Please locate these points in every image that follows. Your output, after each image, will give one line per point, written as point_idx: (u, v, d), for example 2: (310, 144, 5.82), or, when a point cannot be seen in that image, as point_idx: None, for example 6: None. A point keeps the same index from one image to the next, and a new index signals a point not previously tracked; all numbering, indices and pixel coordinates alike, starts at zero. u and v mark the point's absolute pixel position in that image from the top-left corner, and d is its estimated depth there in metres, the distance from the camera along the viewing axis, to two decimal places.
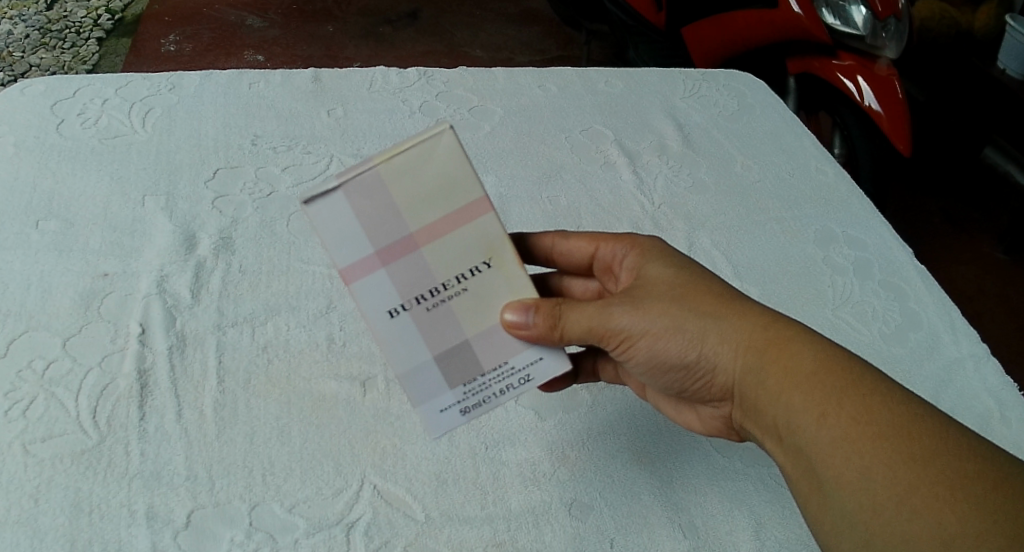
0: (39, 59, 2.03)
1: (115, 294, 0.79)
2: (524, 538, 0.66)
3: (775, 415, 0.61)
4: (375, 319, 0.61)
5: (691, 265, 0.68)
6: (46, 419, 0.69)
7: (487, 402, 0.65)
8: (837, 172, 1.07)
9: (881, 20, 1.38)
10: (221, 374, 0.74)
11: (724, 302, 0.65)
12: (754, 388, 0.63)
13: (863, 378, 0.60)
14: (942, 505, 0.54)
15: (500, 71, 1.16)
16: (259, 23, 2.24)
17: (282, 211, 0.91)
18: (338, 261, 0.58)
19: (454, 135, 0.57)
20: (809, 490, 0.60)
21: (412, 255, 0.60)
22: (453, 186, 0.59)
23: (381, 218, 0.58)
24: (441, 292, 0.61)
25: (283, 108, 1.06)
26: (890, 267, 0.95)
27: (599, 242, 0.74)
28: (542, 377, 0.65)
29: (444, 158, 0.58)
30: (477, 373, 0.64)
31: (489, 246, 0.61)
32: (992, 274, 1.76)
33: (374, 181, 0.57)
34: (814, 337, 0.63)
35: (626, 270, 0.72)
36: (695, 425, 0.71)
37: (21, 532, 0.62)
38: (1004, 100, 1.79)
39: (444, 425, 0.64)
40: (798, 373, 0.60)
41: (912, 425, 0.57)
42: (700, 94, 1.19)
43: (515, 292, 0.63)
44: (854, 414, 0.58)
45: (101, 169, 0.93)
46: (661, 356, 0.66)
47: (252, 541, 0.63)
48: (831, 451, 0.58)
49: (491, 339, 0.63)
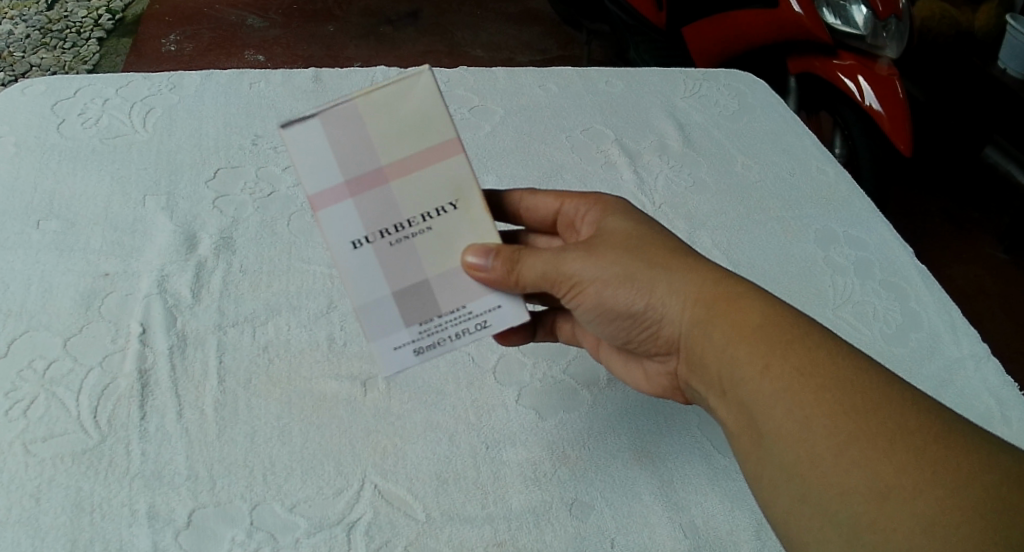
0: (40, 59, 2.03)
1: (115, 294, 0.79)
2: (524, 538, 0.66)
3: (719, 365, 0.61)
4: (339, 249, 0.62)
5: (647, 222, 0.68)
6: (47, 420, 0.69)
7: (442, 343, 0.65)
8: (837, 172, 1.07)
9: (881, 20, 1.39)
10: (221, 374, 0.74)
11: (675, 255, 0.65)
12: (700, 340, 0.63)
13: (810, 333, 0.60)
14: (881, 456, 0.54)
15: (501, 71, 1.16)
16: (260, 23, 2.24)
17: (282, 211, 0.91)
18: (309, 187, 0.60)
19: (432, 76, 0.60)
20: (749, 444, 0.60)
21: (381, 188, 0.61)
22: (427, 124, 0.61)
23: (355, 148, 0.60)
24: (406, 228, 0.63)
25: (283, 108, 1.06)
26: (891, 268, 0.95)
27: (564, 199, 0.73)
28: (499, 323, 0.66)
29: (421, 97, 0.60)
30: (434, 314, 0.64)
31: (457, 188, 0.63)
32: (992, 273, 1.76)
33: (352, 111, 0.59)
34: (762, 294, 0.63)
35: (587, 225, 0.72)
36: (643, 384, 0.73)
37: (22, 532, 0.62)
38: (1004, 99, 1.79)
39: (398, 363, 0.64)
40: (745, 327, 0.60)
41: (856, 379, 0.57)
42: (700, 94, 1.19)
43: (479, 237, 0.64)
44: (796, 365, 0.58)
45: (101, 169, 0.93)
46: (610, 302, 0.66)
47: (253, 541, 0.63)
48: (773, 403, 0.58)
49: (451, 281, 0.64)
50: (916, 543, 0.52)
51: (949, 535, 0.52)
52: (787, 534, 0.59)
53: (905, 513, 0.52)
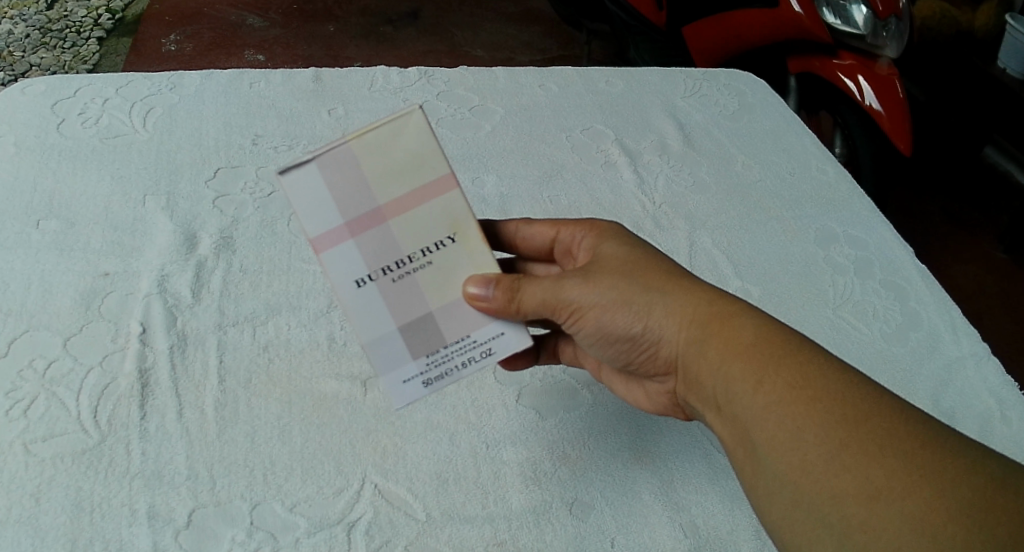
0: (39, 59, 2.03)
1: (115, 294, 0.79)
2: (524, 537, 0.66)
3: (714, 383, 0.61)
4: (343, 289, 0.62)
5: (643, 245, 0.69)
6: (47, 419, 0.69)
7: (449, 374, 0.65)
8: (837, 172, 1.07)
9: (881, 20, 1.38)
10: (221, 374, 0.74)
11: (670, 276, 0.65)
12: (695, 359, 0.63)
13: (802, 348, 0.60)
14: (873, 462, 0.54)
15: (501, 71, 1.16)
16: (259, 23, 2.24)
17: (282, 211, 0.91)
18: (309, 230, 0.61)
19: (423, 114, 0.60)
20: (743, 457, 0.60)
21: (380, 227, 0.62)
22: (422, 162, 0.61)
23: (352, 191, 0.60)
24: (407, 264, 0.63)
25: (283, 108, 1.05)
26: (892, 267, 0.95)
27: (559, 227, 0.73)
28: (503, 351, 0.66)
29: (414, 135, 0.60)
30: (440, 345, 0.65)
31: (455, 221, 0.63)
32: (992, 273, 1.76)
33: (347, 154, 0.60)
34: (755, 311, 0.63)
35: (583, 251, 0.71)
36: (644, 402, 0.72)
37: (22, 532, 0.62)
38: (1004, 99, 1.79)
39: (407, 396, 0.64)
40: (738, 343, 0.61)
41: (847, 391, 0.57)
42: (701, 94, 1.19)
43: (479, 268, 0.64)
44: (789, 380, 0.58)
45: (101, 169, 0.93)
46: (609, 327, 0.66)
47: (253, 541, 0.63)
48: (766, 416, 0.58)
49: (454, 312, 0.64)
50: (907, 543, 0.51)
51: (939, 536, 0.51)
52: (780, 542, 0.58)
53: (895, 514, 0.52)
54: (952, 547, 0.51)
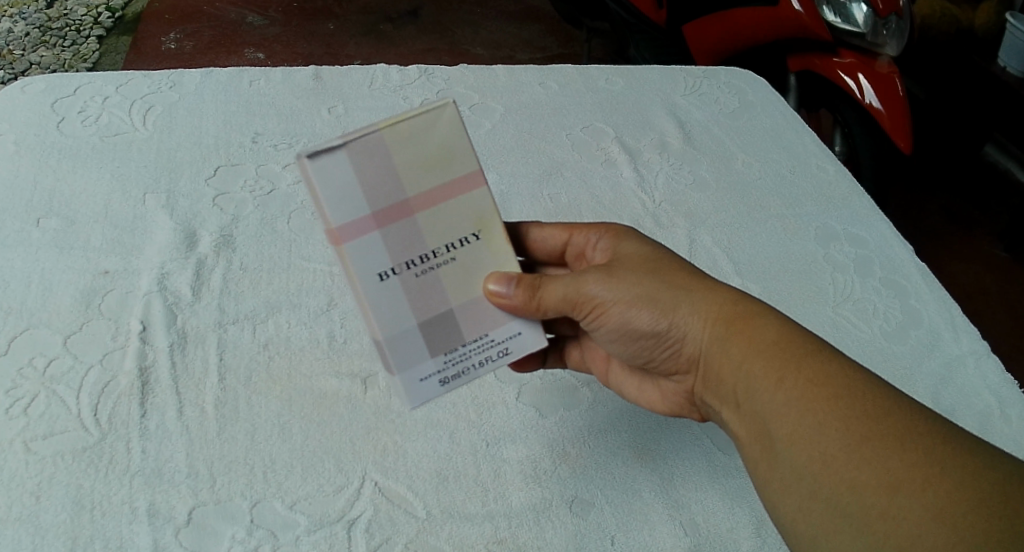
0: (40, 57, 2.03)
1: (116, 292, 0.79)
2: (525, 536, 0.66)
3: (734, 380, 0.61)
4: (365, 281, 0.61)
5: (662, 246, 0.69)
6: (47, 416, 0.69)
7: (466, 373, 0.65)
8: (837, 169, 1.07)
9: (881, 18, 1.38)
10: (222, 371, 0.74)
11: (691, 276, 0.66)
12: (717, 356, 0.63)
13: (821, 348, 0.60)
14: (891, 455, 0.54)
15: (501, 69, 1.16)
16: (260, 21, 2.23)
17: (282, 209, 0.91)
18: (334, 220, 0.59)
19: (456, 109, 0.60)
20: (760, 452, 0.60)
21: (407, 220, 0.61)
22: (451, 156, 0.61)
23: (381, 182, 0.60)
24: (430, 259, 0.63)
25: (282, 106, 1.05)
26: (892, 265, 0.95)
27: (573, 230, 0.73)
28: (519, 351, 0.67)
29: (446, 130, 0.60)
30: (458, 343, 0.65)
31: (479, 218, 0.63)
32: (992, 271, 1.76)
33: (377, 144, 0.59)
34: (775, 312, 0.63)
35: (601, 253, 0.71)
36: (658, 403, 0.72)
37: (22, 530, 0.62)
38: (1004, 97, 1.79)
39: (423, 394, 0.64)
40: (760, 341, 0.61)
41: (866, 389, 0.58)
42: (701, 92, 1.19)
43: (500, 266, 0.65)
44: (809, 377, 0.58)
45: (102, 167, 0.93)
46: (630, 323, 0.66)
47: (253, 538, 0.63)
48: (784, 410, 0.58)
49: (474, 310, 0.65)
50: (926, 533, 0.52)
51: (959, 527, 0.51)
52: (794, 536, 0.58)
53: (915, 506, 0.52)
54: (971, 536, 0.51)
